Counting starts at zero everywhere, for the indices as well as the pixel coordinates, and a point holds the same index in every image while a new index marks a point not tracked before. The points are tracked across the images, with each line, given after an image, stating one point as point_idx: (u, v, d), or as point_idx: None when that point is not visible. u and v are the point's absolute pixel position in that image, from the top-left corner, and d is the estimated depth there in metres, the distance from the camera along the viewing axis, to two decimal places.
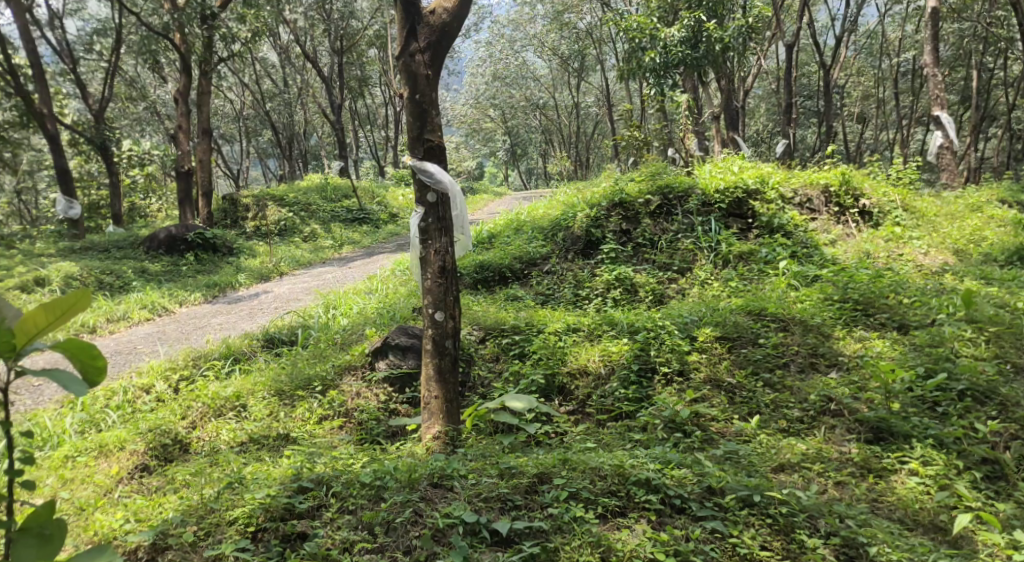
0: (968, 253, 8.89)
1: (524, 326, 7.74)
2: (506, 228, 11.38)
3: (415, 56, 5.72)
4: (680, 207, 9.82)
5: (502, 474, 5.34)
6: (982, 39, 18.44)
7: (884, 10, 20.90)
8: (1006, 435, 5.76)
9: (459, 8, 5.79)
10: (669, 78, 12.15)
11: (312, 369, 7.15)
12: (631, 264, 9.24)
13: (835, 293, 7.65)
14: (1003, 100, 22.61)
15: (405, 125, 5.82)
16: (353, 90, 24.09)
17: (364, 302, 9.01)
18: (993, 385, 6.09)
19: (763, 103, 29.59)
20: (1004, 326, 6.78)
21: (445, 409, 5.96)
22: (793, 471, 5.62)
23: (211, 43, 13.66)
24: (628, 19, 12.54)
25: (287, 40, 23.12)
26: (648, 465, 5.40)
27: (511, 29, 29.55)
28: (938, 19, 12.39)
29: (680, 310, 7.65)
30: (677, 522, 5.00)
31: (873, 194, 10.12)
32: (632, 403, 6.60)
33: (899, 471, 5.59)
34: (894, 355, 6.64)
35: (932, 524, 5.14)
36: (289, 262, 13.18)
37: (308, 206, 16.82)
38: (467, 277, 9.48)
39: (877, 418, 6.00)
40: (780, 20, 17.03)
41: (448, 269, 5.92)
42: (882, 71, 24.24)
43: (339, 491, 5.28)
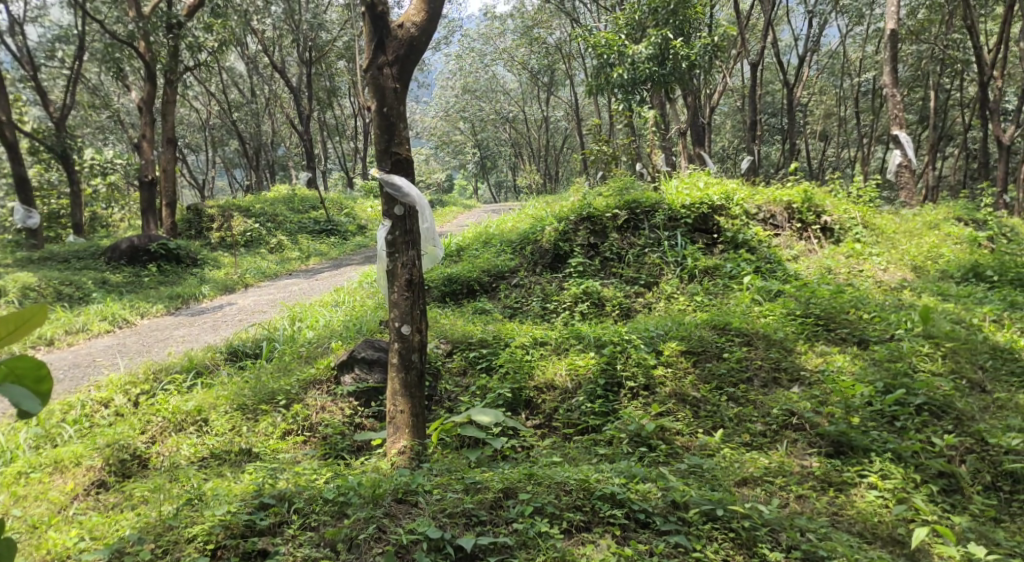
0: (925, 270, 9.10)
1: (491, 339, 7.74)
2: (475, 241, 11.39)
3: (383, 69, 5.73)
4: (646, 221, 9.91)
5: (467, 489, 5.31)
6: (939, 61, 18.94)
7: (845, 31, 21.37)
8: (962, 449, 5.88)
9: (427, 22, 5.79)
10: (637, 94, 12.36)
11: (276, 383, 7.06)
12: (598, 278, 9.30)
13: (797, 308, 7.77)
14: (959, 120, 23.21)
15: (372, 138, 5.81)
16: (321, 101, 23.96)
17: (330, 315, 8.93)
18: (950, 399, 6.22)
19: (729, 119, 30.02)
20: (958, 342, 6.95)
21: (411, 423, 5.93)
22: (755, 485, 5.68)
23: (177, 52, 13.52)
24: (596, 35, 12.66)
25: (254, 50, 22.95)
26: (613, 479, 5.40)
27: (481, 43, 29.17)
28: (897, 41, 12.68)
29: (646, 324, 7.71)
30: (641, 536, 5.02)
31: (834, 211, 10.32)
32: (598, 417, 6.63)
33: (859, 484, 5.67)
34: (854, 370, 6.75)
35: (891, 538, 5.23)
36: (254, 274, 13.04)
37: (275, 217, 16.66)
38: (435, 290, 9.46)
39: (838, 432, 6.09)
40: (746, 39, 17.32)
41: (415, 282, 5.90)
42: (843, 90, 24.74)
43: (302, 508, 5.22)
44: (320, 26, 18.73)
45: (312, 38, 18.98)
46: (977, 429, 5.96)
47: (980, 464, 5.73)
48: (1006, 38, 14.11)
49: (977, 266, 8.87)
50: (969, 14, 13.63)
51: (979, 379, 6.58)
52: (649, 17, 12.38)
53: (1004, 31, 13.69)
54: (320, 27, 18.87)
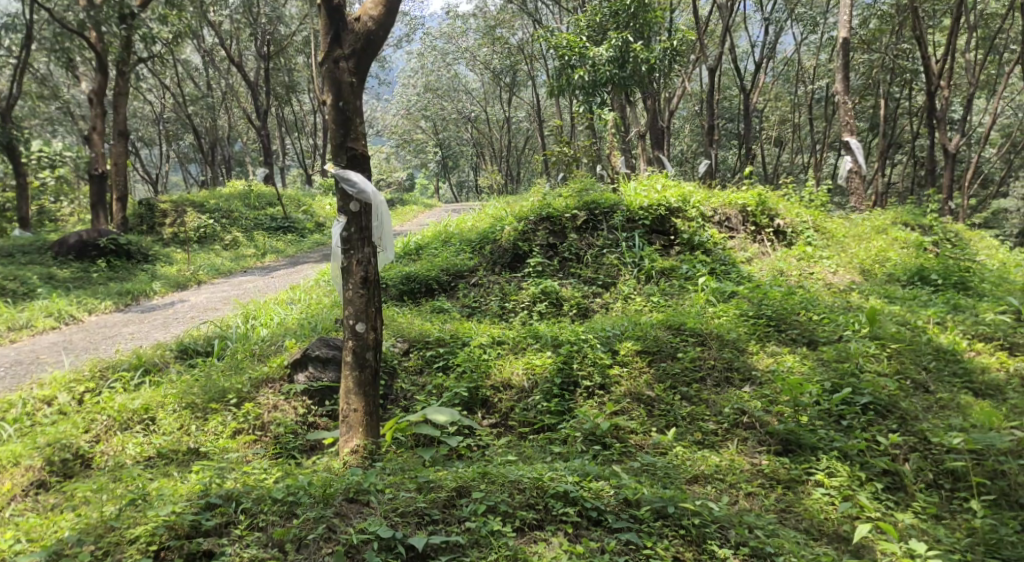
0: (873, 272, 9.33)
1: (448, 338, 7.70)
2: (434, 240, 11.33)
3: (339, 63, 5.66)
4: (605, 222, 9.95)
5: (420, 488, 5.26)
6: (890, 70, 19.42)
7: (800, 39, 21.77)
8: (905, 448, 6.02)
9: (385, 16, 5.73)
10: (597, 97, 12.40)
11: (227, 381, 6.93)
12: (557, 278, 9.32)
13: (749, 309, 7.89)
14: (908, 128, 23.82)
15: (328, 133, 5.74)
16: (279, 96, 23.61)
17: (285, 313, 8.81)
18: (894, 399, 6.38)
19: (688, 124, 30.34)
20: (903, 343, 7.15)
21: (364, 422, 5.88)
22: (706, 483, 5.76)
23: (130, 44, 13.19)
24: (558, 36, 12.63)
25: (211, 42, 22.52)
26: (566, 477, 5.40)
27: (443, 42, 29.06)
28: (850, 50, 12.96)
29: (603, 324, 7.75)
30: (593, 534, 5.04)
31: (788, 214, 10.53)
32: (553, 416, 6.65)
33: (806, 482, 5.78)
34: (803, 369, 6.89)
35: (836, 534, 5.34)
36: (208, 271, 12.80)
37: (230, 213, 16.38)
38: (393, 289, 9.39)
39: (786, 430, 6.20)
40: (704, 44, 17.39)
41: (370, 279, 5.85)
42: (798, 97, 25.15)
43: (250, 508, 5.12)
44: (278, 20, 18.47)
45: (271, 32, 18.71)
46: (920, 429, 6.11)
47: (923, 462, 5.87)
48: (953, 49, 14.51)
49: (923, 269, 9.12)
50: (919, 24, 13.95)
51: (923, 379, 6.74)
52: (610, 20, 12.45)
53: (951, 42, 14.07)
54: (279, 21, 18.63)
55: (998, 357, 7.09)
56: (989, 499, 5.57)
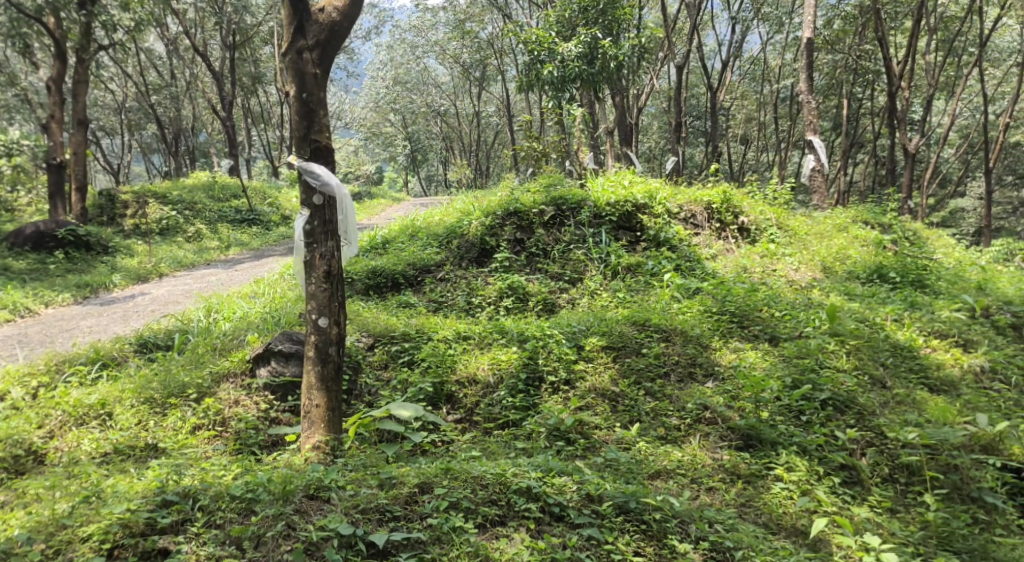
0: (834, 270, 9.49)
1: (414, 333, 7.65)
2: (401, 234, 11.26)
3: (303, 53, 5.59)
4: (572, 218, 9.97)
5: (382, 484, 5.23)
6: (852, 70, 19.73)
7: (766, 38, 22.00)
8: (862, 443, 6.12)
9: (350, 7, 5.67)
10: (566, 92, 12.38)
11: (187, 375, 6.82)
12: (524, 273, 9.32)
13: (713, 305, 7.97)
14: (870, 128, 24.22)
15: (291, 125, 5.66)
16: (244, 86, 23.25)
17: (248, 307, 8.69)
18: (852, 394, 6.49)
19: (656, 121, 30.50)
20: (862, 340, 7.27)
21: (327, 417, 5.83)
22: (668, 478, 5.80)
23: (90, 30, 12.88)
24: (527, 31, 12.58)
25: (174, 31, 22.09)
26: (529, 473, 5.40)
27: (412, 35, 29.05)
28: (814, 50, 13.12)
29: (569, 319, 7.78)
30: (556, 530, 5.05)
31: (751, 212, 10.66)
32: (518, 411, 6.66)
33: (766, 476, 5.84)
34: (764, 365, 6.98)
35: (794, 528, 5.41)
36: (170, 264, 12.59)
37: (193, 204, 16.10)
38: (359, 283, 9.30)
39: (748, 425, 6.27)
40: (673, 42, 17.44)
41: (333, 273, 5.79)
42: (764, 96, 25.41)
43: (207, 505, 5.05)
44: (245, 10, 18.20)
45: (236, 22, 18.43)
46: (877, 424, 6.22)
47: (879, 457, 5.98)
48: (914, 51, 14.74)
49: (881, 267, 9.28)
50: (881, 26, 14.14)
51: (881, 375, 6.87)
52: (579, 16, 12.45)
53: (913, 44, 14.31)
54: (244, 11, 18.35)
55: (953, 353, 7.25)
56: (942, 493, 5.69)
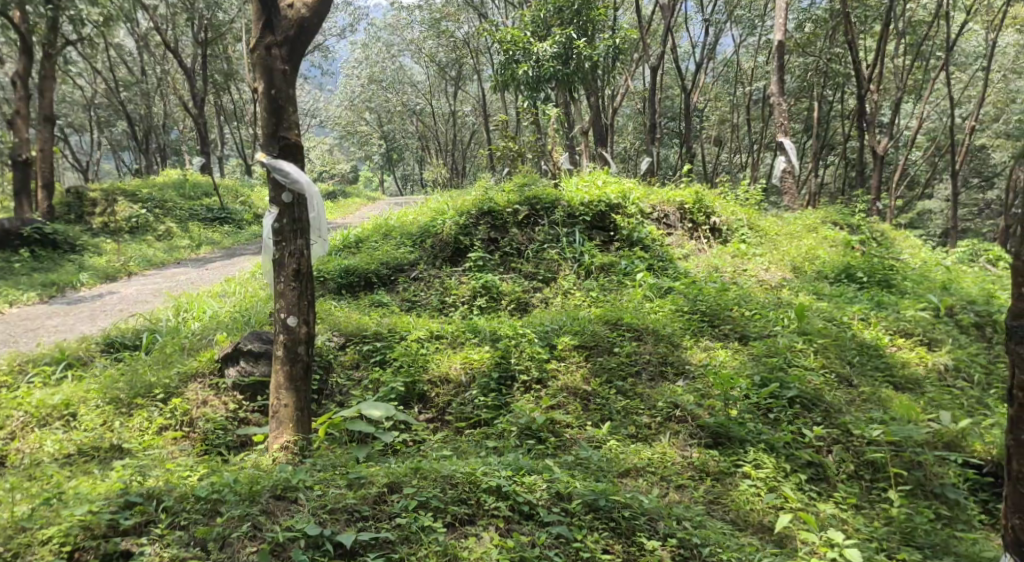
0: (803, 269, 9.60)
1: (386, 332, 7.63)
2: (374, 233, 11.21)
3: (272, 50, 5.54)
4: (546, 218, 9.99)
5: (350, 484, 5.21)
6: (823, 73, 19.97)
7: (739, 41, 22.21)
8: (829, 440, 6.20)
9: (319, 5, 5.63)
10: (541, 92, 12.40)
11: (154, 376, 6.73)
12: (498, 272, 9.32)
13: (685, 304, 8.06)
14: (840, 130, 24.57)
15: (259, 122, 5.60)
16: (217, 84, 22.99)
17: (219, 306, 8.60)
18: (820, 393, 6.58)
19: (631, 122, 30.67)
20: (830, 339, 7.39)
21: (295, 418, 5.79)
22: (638, 476, 5.83)
23: (57, 25, 12.69)
24: (502, 30, 12.56)
25: (144, 27, 21.79)
26: (499, 473, 5.41)
27: (387, 33, 30.27)
28: (785, 53, 13.28)
29: (542, 318, 7.82)
30: (525, 528, 5.05)
31: (723, 212, 10.79)
32: (490, 411, 6.65)
33: (734, 474, 5.89)
34: (734, 364, 7.06)
35: (761, 525, 5.43)
36: (140, 262, 12.44)
37: (164, 202, 15.90)
38: (331, 283, 9.22)
39: (717, 423, 6.31)
40: (647, 43, 17.48)
41: (302, 272, 5.75)
42: (737, 97, 25.65)
43: (171, 506, 4.98)
44: (217, 6, 18.02)
45: (208, 18, 18.23)
46: (843, 421, 6.31)
47: (845, 454, 6.05)
48: (883, 55, 14.94)
49: (849, 268, 9.42)
50: (851, 30, 14.30)
51: (848, 373, 6.97)
52: (554, 16, 12.48)
53: (882, 47, 14.52)
54: (217, 7, 18.17)
55: (918, 352, 7.36)
56: (906, 489, 5.76)
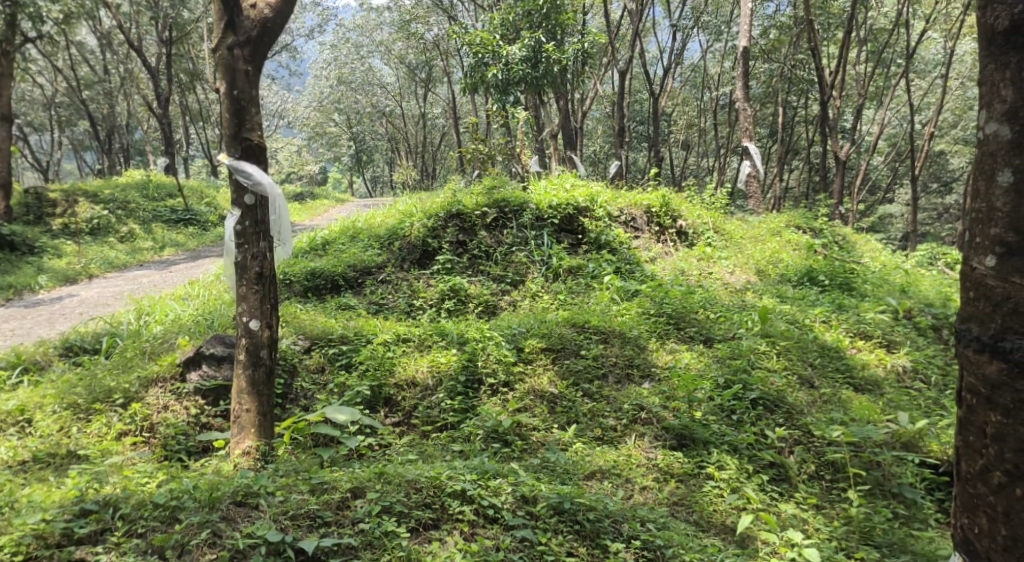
0: (767, 272, 9.73)
1: (352, 336, 7.59)
2: (341, 235, 11.14)
3: (234, 50, 5.47)
4: (514, 220, 10.01)
5: (313, 490, 5.16)
6: (787, 80, 20.27)
7: (706, 46, 22.44)
8: (791, 441, 6.28)
9: (283, 5, 5.56)
10: (510, 95, 12.40)
11: (113, 380, 6.62)
12: (466, 275, 9.29)
13: (651, 307, 8.15)
14: (804, 135, 24.96)
15: (221, 122, 5.53)
16: (181, 83, 22.65)
17: (181, 309, 8.48)
18: (782, 395, 6.67)
19: (600, 125, 30.86)
20: (792, 341, 7.51)
21: (257, 422, 5.72)
22: (602, 478, 5.85)
23: (15, 22, 12.40)
24: (471, 33, 12.53)
25: (107, 25, 21.39)
26: (464, 476, 5.42)
27: (356, 34, 30.02)
28: (749, 58, 13.41)
29: (510, 322, 7.85)
30: (489, 532, 5.02)
31: (689, 216, 10.97)
32: (456, 414, 6.62)
33: (698, 475, 5.94)
34: (698, 366, 7.14)
35: (724, 526, 5.45)
36: (101, 264, 12.20)
37: (126, 204, 15.63)
38: (297, 285, 9.13)
39: (681, 425, 6.36)
40: (615, 47, 17.55)
41: (265, 275, 5.69)
42: (703, 102, 25.92)
43: (128, 514, 4.88)
44: (181, 5, 17.77)
45: (173, 17, 17.95)
46: (804, 422, 6.40)
47: (807, 455, 6.13)
48: (845, 61, 15.15)
49: (812, 271, 9.57)
50: (815, 37, 14.49)
51: (810, 375, 7.07)
52: (523, 19, 12.51)
53: (845, 53, 14.76)
54: (181, 6, 17.90)
55: (878, 354, 7.51)
56: (865, 489, 5.83)
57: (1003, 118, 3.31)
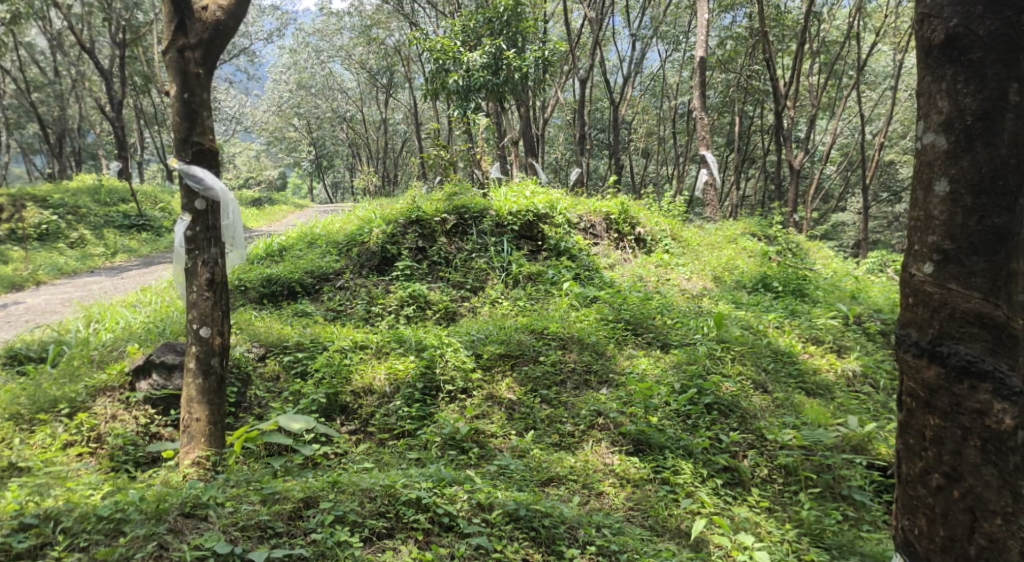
0: (723, 279, 9.86)
1: (308, 343, 7.52)
2: (299, 241, 11.03)
3: (185, 52, 5.37)
4: (474, 227, 10.02)
5: (264, 500, 5.09)
6: (744, 90, 20.60)
7: (665, 56, 22.73)
8: (744, 445, 6.36)
9: (235, 7, 5.49)
10: (471, 102, 12.42)
11: (59, 390, 6.46)
12: (425, 281, 9.25)
13: (609, 313, 8.22)
14: (760, 144, 25.42)
15: (171, 127, 5.43)
16: (135, 86, 22.18)
17: (132, 316, 8.29)
18: (736, 400, 6.77)
19: (561, 133, 31.07)
20: (746, 346, 7.63)
21: (208, 431, 5.62)
22: (560, 484, 5.85)
23: None
24: (432, 39, 12.54)
25: (57, 27, 20.87)
26: (419, 484, 5.38)
27: (316, 39, 29.09)
28: (706, 68, 13.56)
29: (468, 329, 7.88)
30: (444, 540, 4.98)
31: (647, 223, 11.14)
32: (414, 421, 6.56)
33: (653, 480, 5.97)
34: (655, 372, 7.21)
35: (678, 530, 5.47)
36: (49, 270, 11.87)
37: (77, 209, 15.29)
38: (252, 292, 9.00)
39: (638, 430, 6.40)
40: (576, 55, 17.66)
41: (217, 281, 5.59)
42: (663, 110, 26.25)
43: (70, 527, 4.72)
44: (135, 7, 17.42)
45: (127, 19, 17.60)
46: (757, 427, 6.49)
47: (759, 458, 6.21)
48: (799, 72, 15.39)
49: (766, 278, 9.71)
50: (769, 48, 14.71)
51: (763, 380, 7.17)
52: (484, 26, 12.48)
53: (799, 64, 15.01)
54: (136, 8, 17.54)
55: (828, 359, 7.66)
56: (816, 492, 5.92)
57: (939, 128, 3.39)
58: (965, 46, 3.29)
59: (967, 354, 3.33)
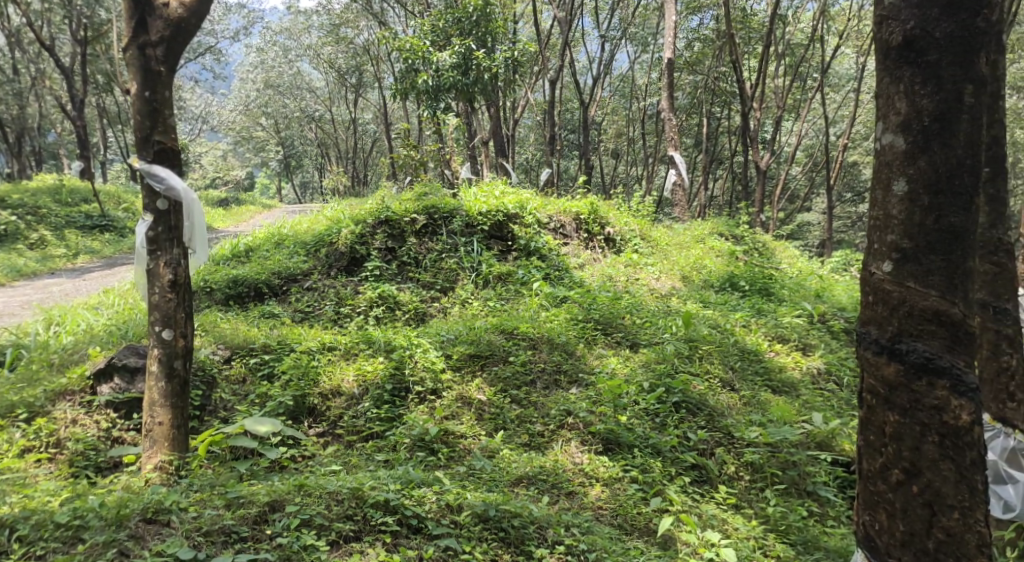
0: (691, 278, 9.93)
1: (275, 344, 7.44)
2: (265, 242, 10.90)
3: (147, 50, 5.28)
4: (444, 227, 9.98)
5: (229, 504, 5.01)
6: (711, 91, 20.79)
7: (633, 56, 22.85)
8: (711, 443, 6.40)
9: (199, 4, 5.38)
10: (441, 102, 12.36)
11: (17, 394, 6.30)
12: (395, 281, 9.19)
13: (579, 313, 8.25)
14: (726, 144, 25.67)
15: (132, 124, 5.32)
16: (97, 84, 21.76)
17: (93, 319, 8.14)
18: (703, 398, 6.82)
19: (531, 133, 31.14)
20: (713, 344, 7.70)
21: (171, 436, 5.53)
22: (529, 485, 5.84)
23: None
24: (401, 39, 12.47)
25: (16, 24, 20.42)
26: (387, 487, 5.34)
27: (285, 37, 28.95)
28: (674, 69, 13.61)
29: (438, 329, 7.86)
30: (412, 542, 4.94)
31: (616, 223, 11.21)
32: (382, 423, 6.52)
33: (622, 479, 5.98)
34: (625, 371, 7.24)
35: (646, 528, 5.49)
36: (8, 272, 11.59)
37: (37, 210, 14.98)
38: (218, 293, 8.86)
39: (607, 430, 6.42)
40: (546, 57, 17.68)
41: (179, 282, 5.50)
42: (631, 111, 26.39)
43: (26, 535, 4.61)
44: (97, 4, 17.08)
45: (88, 17, 17.26)
46: (724, 425, 6.54)
47: (726, 455, 6.25)
48: (765, 74, 15.55)
49: (733, 277, 9.81)
50: (735, 50, 14.84)
51: (730, 378, 7.24)
52: (453, 26, 12.43)
53: (764, 66, 15.15)
54: (98, 5, 17.22)
55: (794, 356, 7.76)
56: (781, 488, 5.98)
57: (898, 129, 3.44)
58: (922, 48, 3.35)
59: (925, 351, 3.39)
